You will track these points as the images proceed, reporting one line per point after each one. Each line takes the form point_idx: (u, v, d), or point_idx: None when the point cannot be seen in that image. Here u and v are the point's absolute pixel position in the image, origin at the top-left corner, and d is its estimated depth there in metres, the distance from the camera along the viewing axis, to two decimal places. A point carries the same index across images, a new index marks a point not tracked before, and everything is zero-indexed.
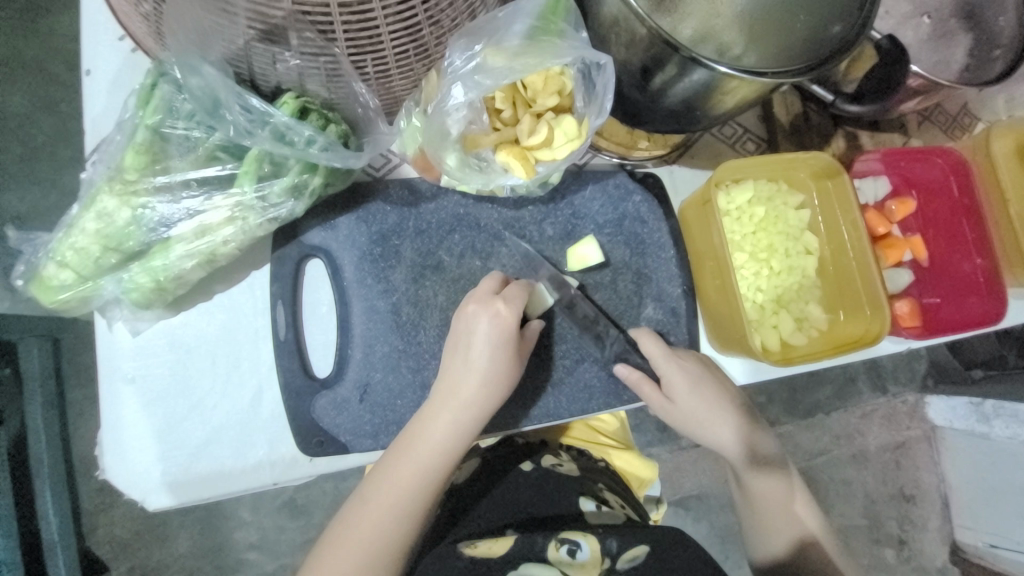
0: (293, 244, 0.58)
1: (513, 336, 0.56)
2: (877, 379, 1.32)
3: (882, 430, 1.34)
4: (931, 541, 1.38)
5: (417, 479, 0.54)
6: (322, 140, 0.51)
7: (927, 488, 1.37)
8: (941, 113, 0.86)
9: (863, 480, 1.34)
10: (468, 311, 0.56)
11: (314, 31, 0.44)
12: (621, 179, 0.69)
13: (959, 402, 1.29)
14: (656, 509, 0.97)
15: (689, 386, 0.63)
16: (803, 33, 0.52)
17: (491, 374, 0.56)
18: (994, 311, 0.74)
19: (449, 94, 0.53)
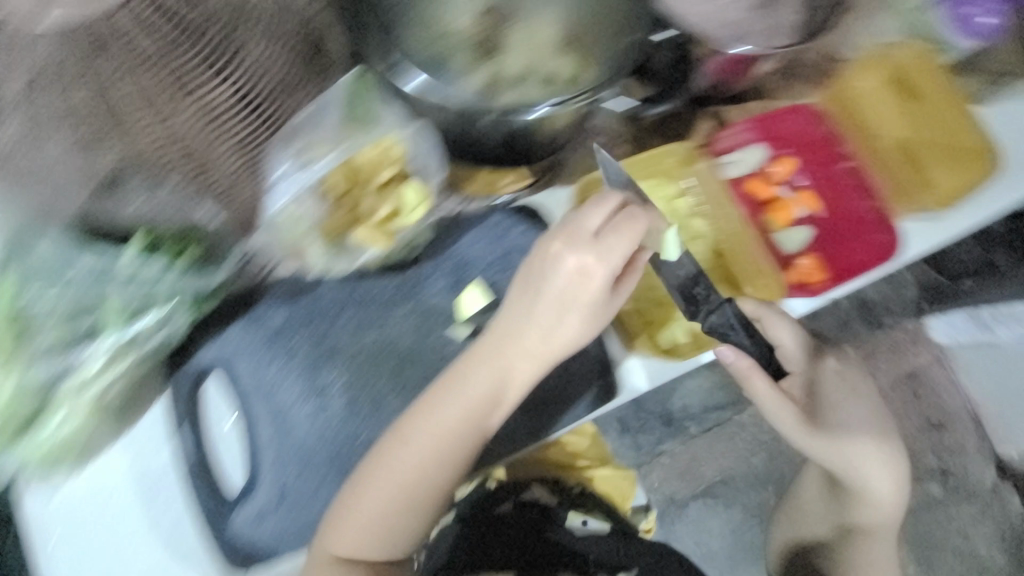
0: (185, 367, 0.60)
1: (597, 287, 0.54)
2: (869, 314, 1.30)
3: (888, 365, 1.30)
4: (978, 464, 1.31)
5: (421, 461, 0.56)
6: (178, 268, 0.55)
7: (954, 412, 1.32)
8: (803, 66, 0.85)
9: (888, 421, 1.30)
10: (550, 254, 0.54)
11: (154, 167, 0.52)
12: (497, 216, 0.70)
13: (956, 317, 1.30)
14: (647, 518, 1.02)
15: (781, 392, 0.68)
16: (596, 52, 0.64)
17: (563, 325, 0.55)
18: (890, 242, 0.75)
19: (274, 197, 0.56)
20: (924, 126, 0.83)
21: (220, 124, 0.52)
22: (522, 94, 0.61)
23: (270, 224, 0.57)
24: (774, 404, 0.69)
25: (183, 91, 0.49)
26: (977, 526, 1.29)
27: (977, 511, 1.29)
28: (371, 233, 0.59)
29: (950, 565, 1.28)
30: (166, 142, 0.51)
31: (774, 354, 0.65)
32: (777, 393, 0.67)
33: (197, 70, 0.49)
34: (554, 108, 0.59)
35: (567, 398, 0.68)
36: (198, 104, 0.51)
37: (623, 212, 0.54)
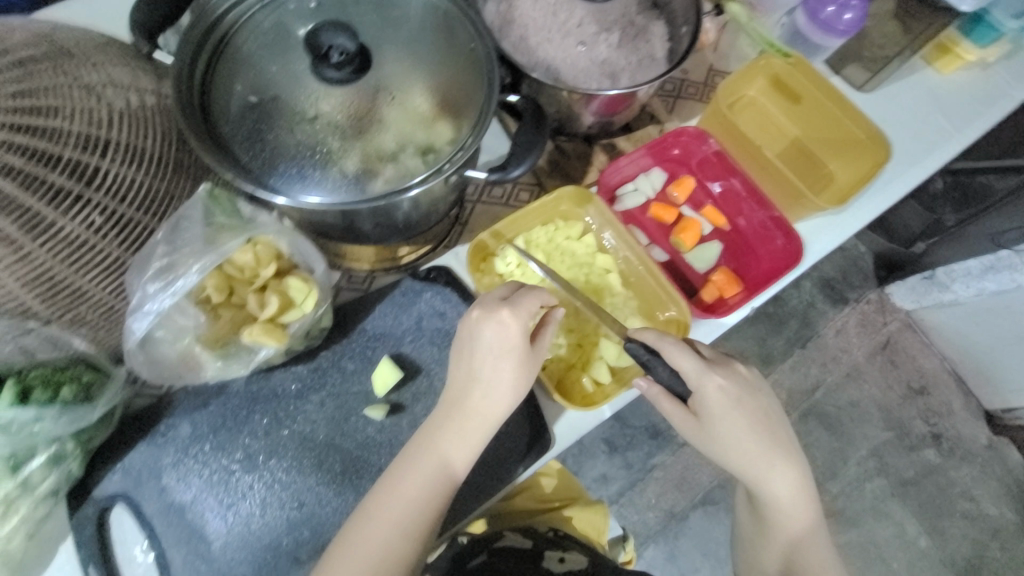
0: (87, 503, 0.57)
1: (521, 343, 0.56)
2: (833, 291, 1.38)
3: (863, 337, 1.37)
4: (964, 420, 1.35)
5: (381, 547, 0.54)
6: (54, 412, 0.52)
7: (932, 373, 1.37)
8: (690, 86, 0.91)
9: (870, 395, 1.35)
10: (472, 320, 0.57)
11: (14, 316, 0.49)
12: (405, 285, 0.71)
13: (915, 280, 1.28)
14: (625, 549, 1.00)
15: (720, 405, 0.62)
16: (466, 114, 0.59)
17: (495, 386, 0.57)
18: (797, 247, 0.75)
19: (133, 330, 0.53)
20: (812, 125, 0.86)
21: (80, 258, 0.50)
22: (402, 170, 0.57)
23: (145, 348, 0.55)
24: (725, 428, 0.62)
25: (28, 231, 0.47)
26: (980, 484, 1.32)
27: (977, 469, 1.33)
28: (261, 331, 0.57)
29: (962, 529, 1.30)
30: (17, 286, 0.48)
31: (705, 377, 0.61)
32: (723, 415, 0.62)
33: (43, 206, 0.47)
34: (426, 183, 0.56)
35: (498, 456, 0.68)
36: (46, 241, 0.48)
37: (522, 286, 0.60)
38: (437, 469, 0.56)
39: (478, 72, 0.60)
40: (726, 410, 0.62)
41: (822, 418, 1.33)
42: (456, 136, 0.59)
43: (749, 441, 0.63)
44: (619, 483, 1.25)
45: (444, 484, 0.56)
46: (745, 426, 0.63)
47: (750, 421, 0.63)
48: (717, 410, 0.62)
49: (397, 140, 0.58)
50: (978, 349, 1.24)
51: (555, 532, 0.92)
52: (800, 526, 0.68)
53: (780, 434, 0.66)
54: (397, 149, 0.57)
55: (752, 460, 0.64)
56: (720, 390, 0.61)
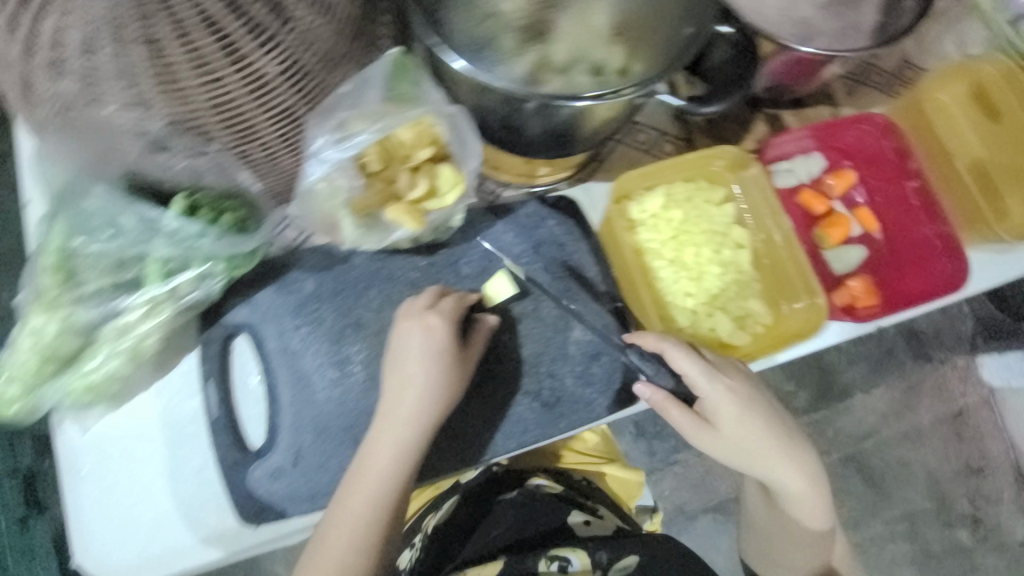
0: (217, 326, 0.62)
1: (446, 343, 0.59)
2: (919, 347, 1.24)
3: (934, 403, 1.24)
4: (1010, 513, 1.26)
5: (374, 498, 0.57)
6: (216, 232, 0.55)
7: (995, 456, 1.25)
8: (876, 74, 0.80)
9: (924, 460, 1.24)
10: (400, 329, 0.60)
11: (195, 136, 0.50)
12: (532, 207, 0.69)
13: (1014, 356, 1.21)
14: (652, 519, 0.97)
15: (732, 407, 0.63)
16: (659, 41, 0.55)
17: (432, 385, 0.58)
18: (958, 274, 0.69)
19: (308, 170, 0.55)
20: (1001, 147, 0.72)
21: (266, 99, 0.50)
22: (568, 83, 0.53)
23: (306, 194, 0.57)
24: (736, 429, 0.65)
25: (230, 57, 0.46)
26: None
27: (1005, 563, 1.25)
28: (405, 211, 0.57)
29: None
30: (207, 105, 0.48)
31: (715, 383, 0.62)
32: (735, 419, 0.64)
33: (243, 34, 0.46)
34: (597, 100, 0.52)
35: (581, 397, 0.66)
36: (242, 72, 0.47)
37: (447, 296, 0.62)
38: (409, 443, 0.58)
39: None
40: (737, 412, 0.64)
41: (863, 470, 1.22)
42: (630, 66, 0.54)
43: (761, 435, 0.66)
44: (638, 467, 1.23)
45: (428, 421, 0.59)
46: (754, 425, 0.65)
47: (759, 418, 0.65)
48: (731, 413, 0.63)
49: (571, 53, 0.55)
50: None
51: (585, 484, 0.89)
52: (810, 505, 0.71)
53: (785, 427, 0.67)
54: (570, 61, 0.55)
55: (767, 454, 0.67)
56: (730, 394, 0.63)
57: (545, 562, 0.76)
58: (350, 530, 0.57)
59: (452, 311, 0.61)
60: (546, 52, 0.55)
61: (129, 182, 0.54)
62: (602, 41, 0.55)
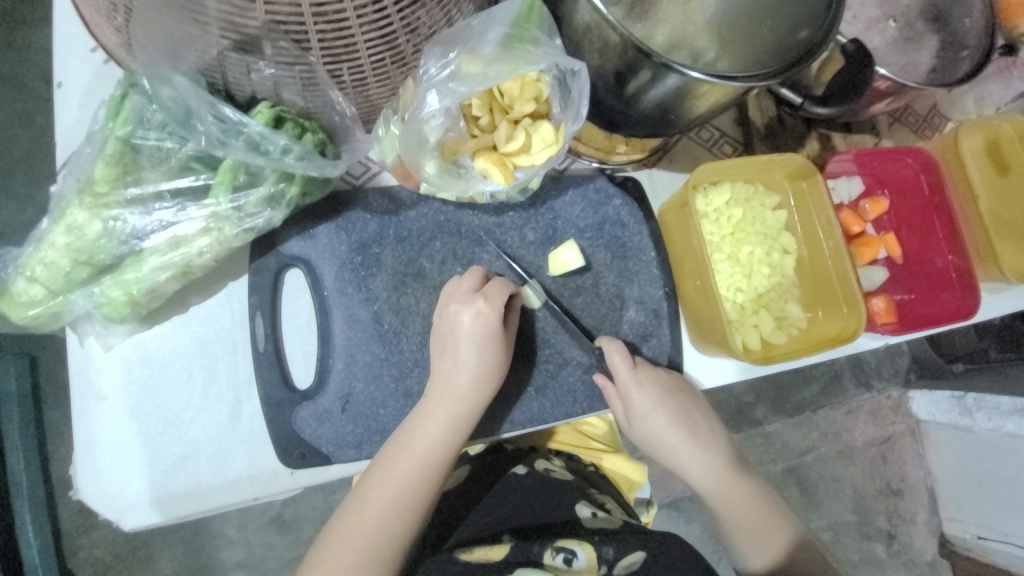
0: (271, 254, 0.57)
1: (498, 328, 0.56)
2: (859, 375, 1.29)
3: (867, 426, 1.30)
4: (920, 534, 1.33)
5: (416, 477, 0.54)
6: (298, 150, 0.50)
7: (913, 482, 1.33)
8: (911, 114, 0.87)
9: (852, 477, 1.30)
10: (448, 312, 0.56)
11: (289, 40, 0.44)
12: (601, 183, 0.69)
13: (941, 395, 1.25)
14: (647, 512, 0.89)
15: (655, 406, 0.64)
16: (772, 36, 0.53)
17: (486, 370, 0.56)
18: (967, 305, 0.76)
19: (425, 101, 0.53)
20: (1007, 200, 0.78)
21: (369, 10, 0.44)
22: (708, 62, 0.53)
23: (405, 130, 0.55)
24: (651, 427, 0.65)
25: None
26: None
27: None
28: (495, 162, 0.55)
29: None
30: (309, 9, 0.42)
31: (631, 381, 0.63)
32: (654, 415, 0.64)
33: None
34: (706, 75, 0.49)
35: None
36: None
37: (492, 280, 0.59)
38: (459, 424, 0.55)
39: None
40: (651, 409, 0.63)
41: (801, 482, 1.27)
42: (741, 56, 0.53)
43: (678, 428, 0.65)
44: None
45: (479, 397, 0.56)
46: (667, 422, 0.65)
47: (671, 418, 0.65)
48: (643, 410, 0.63)
49: (670, 38, 0.54)
50: (973, 481, 1.22)
51: (594, 473, 0.79)
52: (741, 507, 0.66)
53: (700, 421, 0.67)
54: (669, 46, 0.54)
55: (684, 452, 0.66)
56: (641, 389, 0.63)
57: (550, 554, 0.62)
58: (390, 505, 0.53)
59: (503, 296, 0.57)
60: (647, 33, 0.53)
61: (208, 84, 0.49)
62: (707, 28, 0.53)
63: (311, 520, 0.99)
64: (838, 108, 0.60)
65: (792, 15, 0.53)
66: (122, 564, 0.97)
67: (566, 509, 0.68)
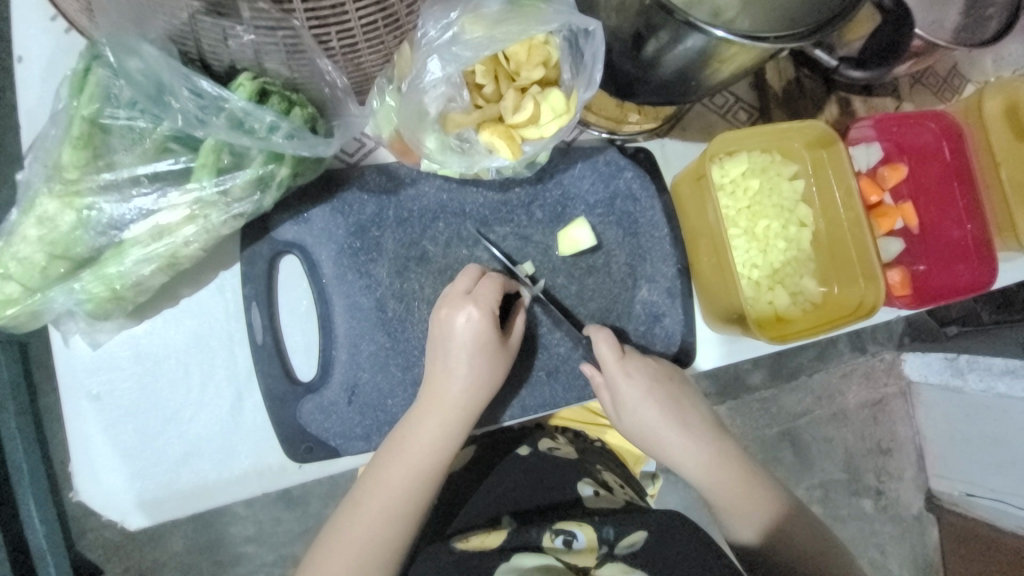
0: (264, 241, 0.54)
1: (491, 336, 0.54)
2: (857, 339, 1.29)
3: (861, 389, 1.31)
4: (909, 490, 1.37)
5: (408, 484, 0.52)
6: (286, 126, 0.46)
7: (903, 441, 1.36)
8: (932, 75, 0.83)
9: (845, 438, 1.32)
10: (440, 316, 0.54)
11: (269, 1, 0.39)
12: (612, 155, 0.65)
13: (933, 356, 1.26)
14: (652, 484, 0.91)
15: (643, 397, 0.61)
16: None
17: (478, 376, 0.54)
18: (986, 274, 0.73)
19: (426, 68, 0.49)
20: None
21: None
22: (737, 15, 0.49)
23: (403, 101, 0.51)
24: (646, 417, 0.62)
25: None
26: (895, 545, 1.37)
27: (898, 532, 1.37)
28: (503, 135, 0.51)
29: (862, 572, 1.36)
30: None
31: (622, 372, 0.60)
32: (638, 406, 0.61)
33: None
34: (730, 35, 0.44)
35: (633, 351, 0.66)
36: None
37: (486, 277, 0.56)
38: (453, 432, 0.53)
39: None
40: (643, 398, 0.61)
41: (795, 444, 1.30)
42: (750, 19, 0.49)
43: (669, 421, 0.63)
44: None
45: (473, 403, 0.54)
46: (657, 415, 0.62)
47: (662, 408, 0.62)
48: (633, 401, 0.61)
49: None
50: (961, 440, 1.26)
51: (600, 449, 0.79)
52: (740, 496, 0.63)
53: (688, 412, 0.64)
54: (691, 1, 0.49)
55: (679, 443, 0.64)
56: (630, 380, 0.61)
57: (549, 535, 0.61)
58: (396, 489, 0.52)
59: (495, 299, 0.55)
60: None
61: (181, 53, 0.44)
62: None
63: (318, 496, 0.98)
64: (873, 72, 0.56)
65: None
66: (131, 543, 0.96)
67: (566, 489, 0.67)
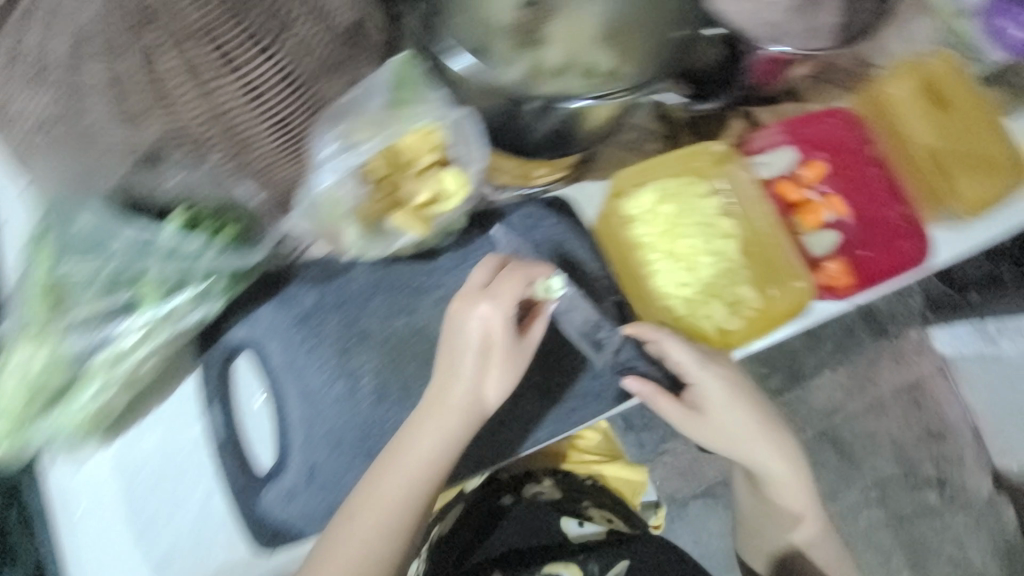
0: (217, 347, 0.60)
1: (503, 337, 0.57)
2: (873, 322, 1.26)
3: (890, 374, 1.26)
4: (974, 476, 1.24)
5: (402, 493, 0.55)
6: (215, 247, 0.55)
7: (954, 423, 1.25)
8: (836, 71, 0.86)
9: (889, 428, 1.26)
10: (454, 313, 0.57)
11: (189, 145, 0.51)
12: (530, 207, 0.70)
13: (962, 328, 1.21)
14: (656, 514, 0.98)
15: (726, 381, 0.70)
16: (632, 59, 0.59)
17: (483, 378, 0.57)
18: (917, 250, 0.76)
19: (318, 177, 0.56)
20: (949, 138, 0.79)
21: (253, 105, 0.50)
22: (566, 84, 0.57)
23: (310, 205, 0.57)
24: (708, 403, 0.71)
25: (227, 65, 0.47)
26: (975, 539, 1.23)
27: (976, 526, 1.23)
28: (411, 216, 0.58)
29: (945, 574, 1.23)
30: (200, 114, 0.49)
31: (699, 365, 0.68)
32: (724, 399, 0.72)
33: (237, 40, 0.47)
34: (593, 101, 0.56)
35: (584, 385, 0.69)
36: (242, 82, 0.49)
37: (505, 269, 0.58)
38: (457, 432, 0.56)
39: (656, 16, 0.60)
40: (729, 381, 0.71)
41: (836, 444, 1.25)
42: (595, 78, 0.58)
43: (753, 430, 0.75)
44: None
45: (479, 408, 0.57)
46: (726, 397, 0.71)
47: (731, 395, 0.72)
48: (711, 389, 0.70)
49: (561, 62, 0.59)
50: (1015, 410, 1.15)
51: (591, 485, 0.80)
52: (801, 470, 0.80)
53: (778, 424, 0.78)
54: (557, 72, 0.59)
55: (749, 424, 0.75)
56: (710, 370, 0.69)
57: None
58: (399, 492, 0.56)
59: (509, 299, 0.56)
60: (538, 59, 0.58)
61: (128, 200, 0.54)
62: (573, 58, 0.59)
63: None
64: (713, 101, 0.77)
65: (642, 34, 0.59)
66: None
67: (553, 532, 0.73)
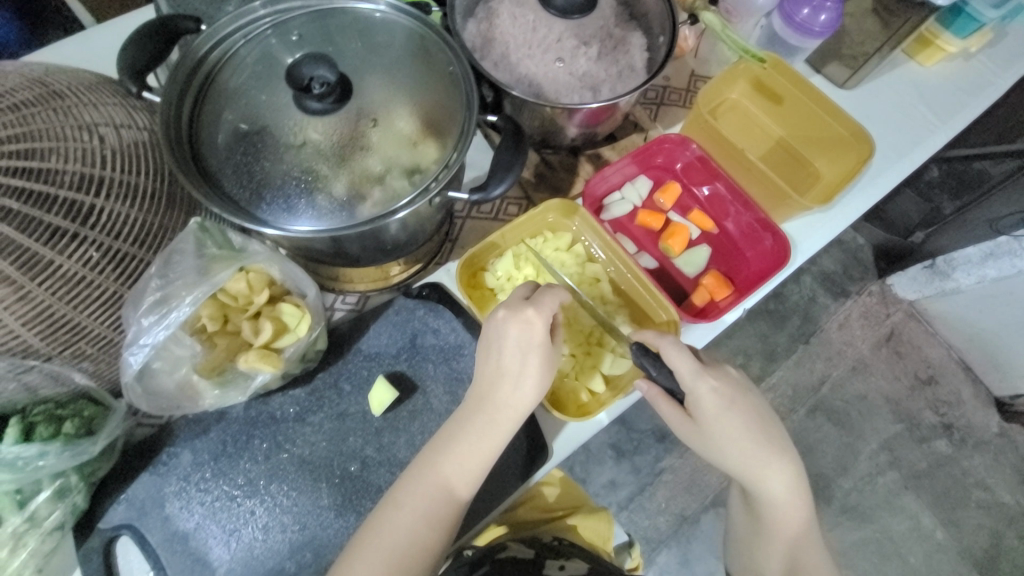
0: (94, 534, 0.60)
1: (544, 339, 0.59)
2: (830, 283, 1.34)
3: (866, 331, 1.31)
4: (975, 409, 1.29)
5: (408, 533, 0.57)
6: (58, 446, 0.54)
7: (939, 363, 1.31)
8: (673, 93, 0.89)
9: (878, 387, 1.29)
10: (499, 316, 0.59)
11: (17, 353, 0.51)
12: (399, 304, 0.72)
13: (915, 269, 1.24)
14: (632, 556, 0.89)
15: (689, 377, 0.61)
16: (432, 148, 0.59)
17: (500, 391, 0.59)
18: (781, 248, 0.77)
19: (142, 344, 0.55)
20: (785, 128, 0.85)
21: (72, 295, 0.51)
22: (389, 193, 0.57)
23: (153, 372, 0.57)
24: (690, 397, 0.62)
25: (31, 269, 0.49)
26: (994, 472, 1.26)
27: (991, 459, 1.26)
28: (257, 357, 0.58)
29: (978, 518, 1.23)
30: (16, 323, 0.50)
31: (673, 347, 0.62)
32: (690, 397, 0.62)
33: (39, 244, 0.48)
34: (414, 205, 0.57)
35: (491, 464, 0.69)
36: (46, 280, 0.49)
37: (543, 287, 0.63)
38: (475, 455, 0.59)
39: (451, 96, 0.61)
40: (691, 378, 0.62)
41: (830, 414, 1.27)
42: (409, 175, 0.58)
43: (747, 446, 0.63)
44: (628, 489, 1.25)
45: (490, 428, 0.59)
46: (712, 389, 0.62)
47: (717, 380, 0.62)
48: (689, 378, 0.61)
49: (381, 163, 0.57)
50: (984, 336, 1.20)
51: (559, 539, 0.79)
52: (794, 485, 0.67)
53: (778, 434, 0.66)
54: (379, 173, 0.57)
55: (732, 432, 0.63)
56: (683, 356, 0.62)
57: None
58: (401, 538, 0.57)
59: (552, 303, 0.59)
60: (359, 167, 0.57)
61: None
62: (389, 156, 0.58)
63: None
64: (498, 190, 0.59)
65: (440, 120, 0.60)
66: None
67: None
